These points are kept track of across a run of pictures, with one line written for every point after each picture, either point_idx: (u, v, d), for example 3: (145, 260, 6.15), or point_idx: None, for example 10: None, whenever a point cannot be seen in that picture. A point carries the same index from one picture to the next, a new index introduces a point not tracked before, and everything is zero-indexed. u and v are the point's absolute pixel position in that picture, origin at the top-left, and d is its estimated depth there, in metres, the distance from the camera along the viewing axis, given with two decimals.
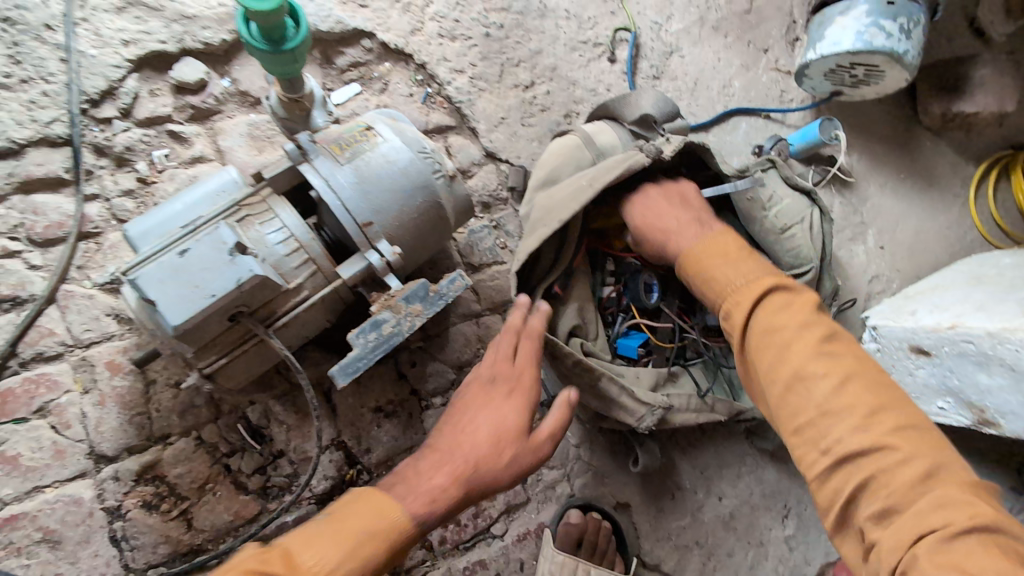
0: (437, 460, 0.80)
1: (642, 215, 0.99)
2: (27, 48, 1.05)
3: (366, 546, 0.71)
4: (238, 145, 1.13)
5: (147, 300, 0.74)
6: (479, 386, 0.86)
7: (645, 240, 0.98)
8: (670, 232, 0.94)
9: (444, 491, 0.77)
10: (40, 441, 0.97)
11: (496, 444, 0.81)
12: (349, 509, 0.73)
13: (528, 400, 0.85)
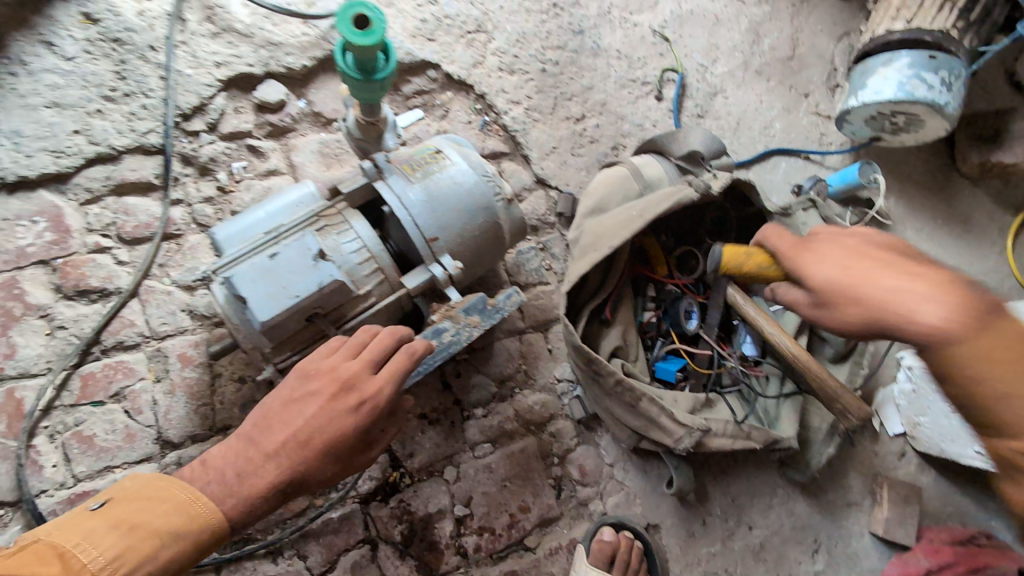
0: (266, 465, 0.77)
1: (832, 267, 0.81)
2: (131, 65, 1.15)
3: (164, 542, 0.70)
4: (310, 160, 1.23)
5: (238, 297, 0.82)
6: (330, 386, 0.81)
7: (832, 299, 0.80)
8: (902, 294, 0.73)
9: (264, 498, 0.77)
10: (114, 424, 1.04)
11: (331, 457, 0.80)
12: (140, 503, 0.71)
13: (372, 414, 0.82)
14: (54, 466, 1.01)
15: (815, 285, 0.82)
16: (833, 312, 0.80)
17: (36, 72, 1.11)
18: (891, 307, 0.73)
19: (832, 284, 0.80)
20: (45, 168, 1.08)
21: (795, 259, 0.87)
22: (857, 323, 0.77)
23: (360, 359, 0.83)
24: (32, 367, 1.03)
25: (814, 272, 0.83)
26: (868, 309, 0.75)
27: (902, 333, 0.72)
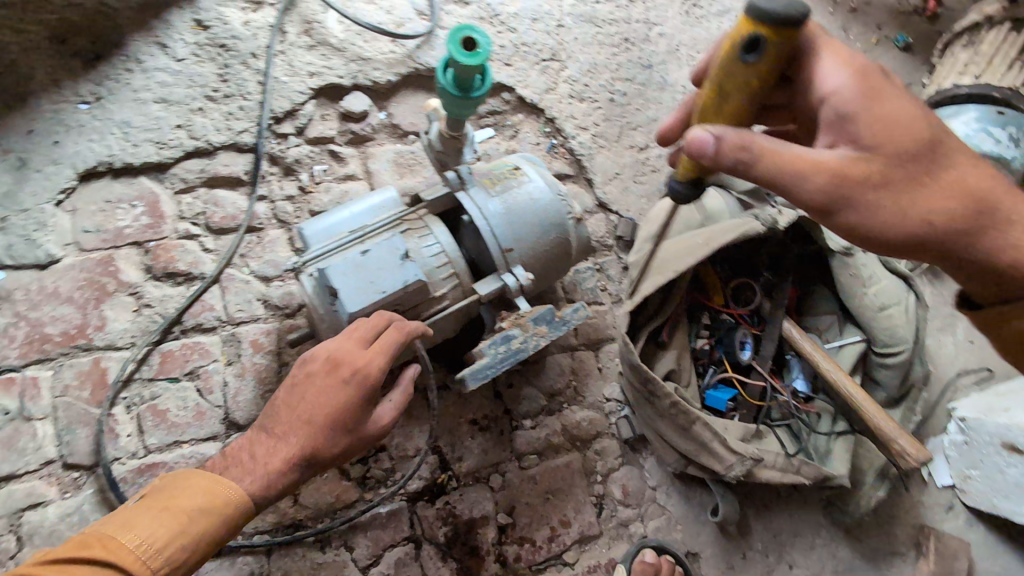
0: (277, 447, 0.82)
1: (920, 130, 0.68)
2: (234, 69, 1.24)
3: (198, 520, 0.75)
4: (385, 168, 1.29)
5: (328, 288, 0.88)
6: (324, 365, 0.84)
7: (908, 173, 0.68)
8: (989, 188, 0.69)
9: (281, 477, 0.81)
10: (186, 401, 1.10)
11: (339, 434, 0.83)
12: (175, 491, 0.77)
13: (370, 387, 0.84)
14: (128, 436, 1.06)
15: (897, 146, 0.67)
16: (899, 189, 0.67)
17: (149, 70, 1.20)
18: (988, 205, 0.69)
19: (918, 149, 0.67)
20: (148, 158, 1.17)
21: (868, 105, 0.68)
22: (938, 212, 0.68)
23: (350, 337, 0.85)
24: (119, 340, 1.10)
25: (893, 128, 0.67)
26: (965, 200, 0.68)
27: (977, 235, 0.69)
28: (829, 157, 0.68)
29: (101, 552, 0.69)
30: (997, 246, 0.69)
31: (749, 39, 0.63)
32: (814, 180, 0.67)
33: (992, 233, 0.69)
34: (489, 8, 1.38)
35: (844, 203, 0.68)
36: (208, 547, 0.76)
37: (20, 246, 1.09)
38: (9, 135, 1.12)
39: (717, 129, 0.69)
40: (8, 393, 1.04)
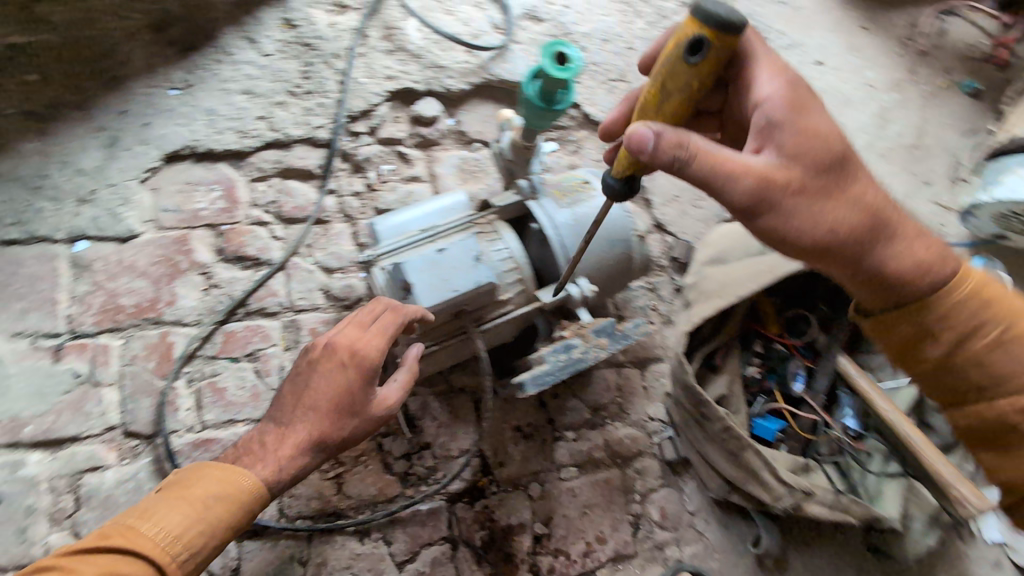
0: (287, 434, 0.86)
1: (833, 145, 0.76)
2: (316, 68, 1.29)
3: (214, 508, 0.78)
4: (449, 172, 1.31)
5: (403, 283, 0.92)
6: (324, 354, 0.87)
7: (822, 184, 0.76)
8: (884, 207, 0.79)
9: (295, 461, 0.84)
10: (244, 381, 1.13)
11: (343, 416, 0.86)
12: (191, 482, 0.80)
13: (368, 371, 0.87)
14: (187, 410, 1.10)
15: (813, 157, 0.75)
16: (811, 199, 0.76)
17: (238, 62, 1.26)
18: (881, 221, 0.79)
19: (829, 163, 0.76)
20: (230, 145, 1.22)
21: (795, 118, 0.76)
22: (842, 223, 0.77)
23: (351, 327, 0.89)
24: (186, 317, 1.14)
25: (809, 140, 0.76)
26: (863, 213, 0.78)
27: (874, 240, 0.78)
28: (756, 162, 0.75)
29: (122, 538, 0.72)
30: (888, 259, 0.80)
31: (693, 42, 0.68)
32: (744, 182, 0.74)
33: (882, 246, 0.79)
34: (562, 27, 1.41)
35: (769, 206, 0.75)
36: (226, 534, 0.79)
37: (105, 219, 1.14)
38: (105, 114, 1.18)
39: (660, 124, 0.74)
40: (80, 358, 1.08)
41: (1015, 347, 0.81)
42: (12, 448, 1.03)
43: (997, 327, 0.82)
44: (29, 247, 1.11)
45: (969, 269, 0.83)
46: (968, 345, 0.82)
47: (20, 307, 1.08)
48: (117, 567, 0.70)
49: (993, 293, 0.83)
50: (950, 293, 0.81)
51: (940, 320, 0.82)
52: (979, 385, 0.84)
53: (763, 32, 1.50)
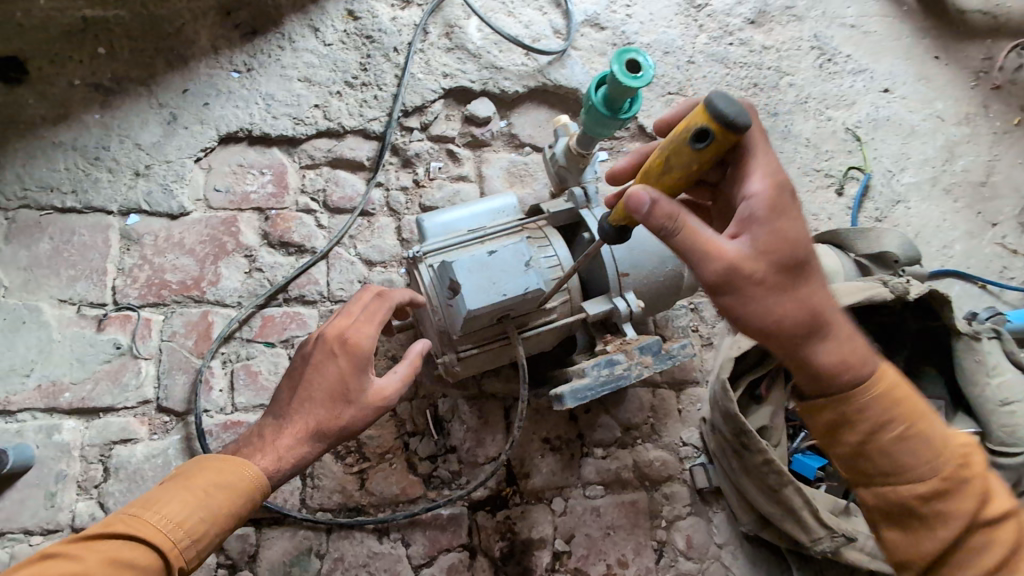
0: (285, 427, 0.84)
1: (802, 248, 0.73)
2: (375, 61, 1.29)
3: (215, 497, 0.76)
4: (497, 175, 1.30)
5: (449, 284, 0.89)
6: (315, 345, 0.87)
7: (778, 281, 0.72)
8: (839, 318, 0.76)
9: (296, 451, 0.83)
10: (278, 367, 1.12)
11: (338, 408, 0.84)
12: (190, 473, 0.78)
13: (360, 357, 0.86)
14: (220, 391, 1.10)
15: (780, 254, 0.72)
16: (767, 292, 0.72)
17: (299, 50, 1.27)
18: (833, 328, 0.75)
19: (793, 263, 0.73)
20: (284, 131, 1.22)
21: (773, 215, 0.73)
22: (790, 320, 0.73)
23: (340, 319, 0.88)
24: (228, 298, 1.14)
25: (778, 238, 0.72)
26: (813, 317, 0.73)
27: (825, 348, 0.74)
28: (730, 247, 0.72)
29: (124, 525, 0.71)
30: (834, 369, 0.75)
31: (699, 127, 0.67)
32: (709, 264, 0.71)
33: (825, 349, 0.74)
34: (623, 36, 1.39)
35: (726, 288, 0.72)
36: (229, 522, 0.77)
37: (158, 195, 1.15)
38: (168, 92, 1.20)
39: (659, 192, 0.71)
40: (122, 330, 1.09)
41: (919, 445, 0.73)
42: (50, 413, 1.05)
43: (904, 423, 0.74)
44: (84, 216, 1.13)
45: (889, 370, 0.76)
46: (874, 438, 0.74)
47: (70, 275, 1.10)
48: (118, 554, 0.69)
49: (905, 392, 0.76)
50: (871, 392, 0.74)
51: (855, 413, 0.75)
52: (875, 471, 0.75)
53: (831, 55, 1.45)
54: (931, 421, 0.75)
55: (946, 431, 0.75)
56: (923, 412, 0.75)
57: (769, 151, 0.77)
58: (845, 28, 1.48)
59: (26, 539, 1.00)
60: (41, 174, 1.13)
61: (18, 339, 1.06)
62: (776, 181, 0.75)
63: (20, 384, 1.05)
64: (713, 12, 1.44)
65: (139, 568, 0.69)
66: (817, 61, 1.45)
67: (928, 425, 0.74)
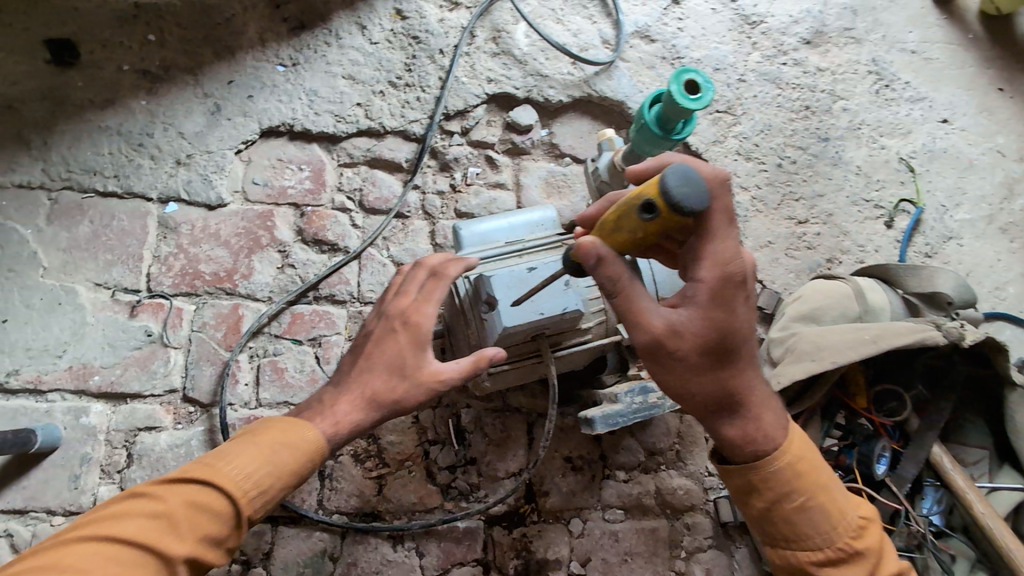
0: (343, 393, 0.85)
1: (732, 334, 0.78)
2: (420, 62, 1.28)
3: (282, 455, 0.78)
4: (535, 184, 1.28)
5: (485, 298, 0.88)
6: (378, 320, 0.89)
7: (702, 360, 0.78)
8: (755, 396, 0.82)
9: (351, 416, 0.84)
10: (304, 365, 1.12)
11: (395, 380, 0.86)
12: (258, 431, 0.79)
13: (418, 332, 0.87)
14: (246, 385, 1.09)
15: (705, 334, 0.77)
16: (687, 368, 0.78)
17: (345, 47, 1.26)
18: (746, 404, 0.81)
19: (718, 343, 0.78)
20: (325, 128, 1.21)
21: (711, 300, 0.77)
22: (702, 395, 0.80)
23: (403, 297, 0.89)
24: (259, 292, 1.14)
25: (709, 320, 0.77)
26: (726, 391, 0.80)
27: (734, 424, 0.81)
28: (662, 322, 0.77)
29: (199, 471, 0.74)
30: (742, 440, 0.81)
31: (649, 203, 0.70)
32: (638, 331, 0.77)
33: (734, 420, 0.81)
34: (673, 50, 1.36)
35: (651, 353, 0.78)
36: (293, 479, 0.78)
37: (197, 184, 1.16)
38: (214, 82, 1.20)
39: (609, 252, 0.75)
40: (154, 318, 1.10)
41: (818, 515, 0.80)
42: (79, 395, 1.06)
43: (806, 495, 0.80)
44: (124, 201, 1.14)
45: (795, 441, 0.82)
46: (774, 503, 0.81)
47: (107, 259, 1.11)
48: (195, 497, 0.72)
49: (809, 463, 0.82)
50: (775, 464, 0.80)
51: (760, 479, 0.81)
52: (778, 534, 0.82)
53: (889, 81, 1.40)
54: (832, 494, 0.81)
55: (844, 502, 0.82)
56: (827, 484, 0.82)
57: (733, 235, 0.78)
58: (905, 53, 1.43)
59: (48, 519, 1.01)
60: (85, 157, 1.13)
61: (53, 319, 1.07)
62: (725, 268, 0.77)
63: (52, 365, 1.05)
64: (768, 30, 1.39)
65: (212, 512, 0.72)
66: (873, 87, 1.39)
67: (829, 496, 0.81)
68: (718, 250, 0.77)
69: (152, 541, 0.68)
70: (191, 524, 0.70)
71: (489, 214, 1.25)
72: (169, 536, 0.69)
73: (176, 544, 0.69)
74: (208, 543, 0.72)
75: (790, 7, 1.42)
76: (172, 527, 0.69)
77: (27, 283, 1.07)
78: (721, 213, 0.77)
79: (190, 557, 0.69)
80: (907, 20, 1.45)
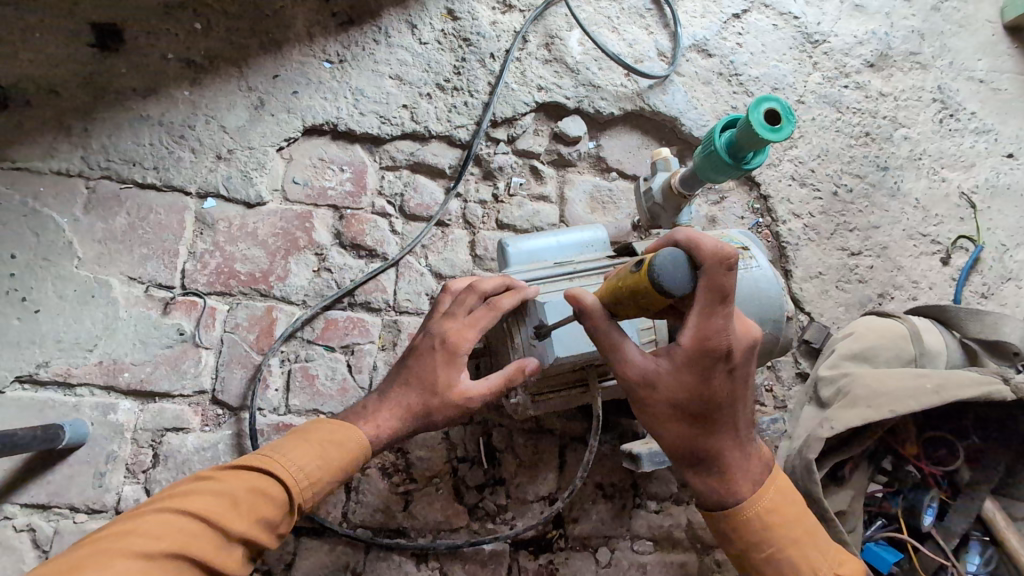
0: (385, 402, 0.87)
1: (705, 397, 0.72)
2: (470, 66, 1.23)
3: (332, 451, 0.80)
4: (580, 199, 1.24)
5: (536, 323, 0.85)
6: (422, 337, 0.89)
7: (673, 413, 0.73)
8: (733, 460, 0.75)
9: (390, 422, 0.86)
10: (335, 372, 1.09)
11: (429, 398, 0.85)
12: (308, 429, 0.82)
13: (456, 355, 0.86)
14: (276, 390, 1.07)
15: (676, 388, 0.72)
16: (657, 418, 0.74)
17: (394, 46, 1.22)
18: (718, 467, 0.74)
19: (690, 403, 0.72)
20: (370, 129, 1.18)
21: (686, 363, 0.71)
22: (672, 446, 0.75)
23: (448, 317, 0.88)
24: (294, 295, 1.11)
25: (680, 381, 0.72)
26: (695, 448, 0.74)
27: (706, 482, 0.75)
28: (635, 370, 0.73)
29: (256, 461, 0.76)
30: (710, 499, 0.76)
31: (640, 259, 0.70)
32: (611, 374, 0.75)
33: (701, 474, 0.75)
34: (731, 66, 1.31)
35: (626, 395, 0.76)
36: (342, 472, 0.80)
37: (237, 181, 1.13)
38: (258, 75, 1.17)
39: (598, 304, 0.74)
40: (187, 316, 1.07)
41: (789, 568, 0.73)
42: (108, 391, 1.03)
43: (775, 546, 0.74)
44: (162, 194, 1.11)
45: (772, 493, 0.75)
46: (744, 552, 0.75)
47: (142, 253, 1.08)
48: (254, 481, 0.73)
49: (786, 513, 0.75)
50: (743, 515, 0.74)
51: (731, 528, 0.75)
52: None
53: (953, 111, 1.35)
54: (807, 544, 0.74)
55: (823, 549, 0.75)
56: (805, 533, 0.75)
57: (724, 311, 0.68)
58: (972, 82, 1.37)
59: (71, 516, 0.99)
60: (125, 147, 1.11)
61: (85, 312, 1.04)
62: (707, 335, 0.69)
63: (82, 359, 1.03)
64: (830, 50, 1.34)
65: (269, 496, 0.73)
66: (937, 116, 1.34)
67: (804, 548, 0.74)
68: (699, 320, 0.68)
69: (215, 517, 0.69)
70: (250, 505, 0.72)
71: (532, 227, 1.21)
72: (230, 514, 0.70)
73: (234, 522, 0.70)
74: (263, 525, 0.73)
75: (855, 27, 1.36)
76: (233, 505, 0.71)
77: (60, 273, 1.05)
78: (713, 291, 0.67)
79: (248, 535, 0.70)
80: (977, 47, 1.39)
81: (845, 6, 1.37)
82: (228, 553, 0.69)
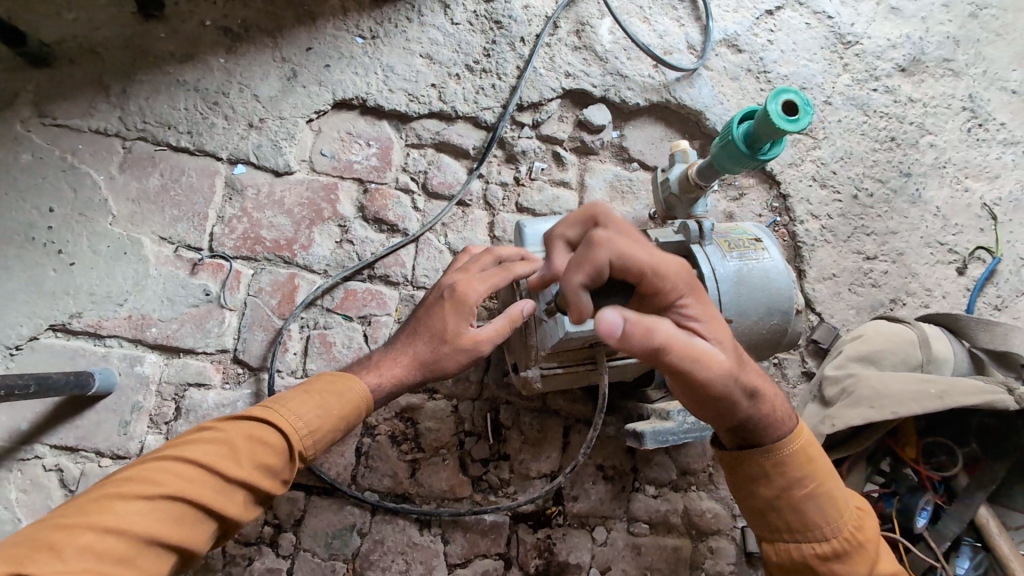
0: (390, 352, 0.92)
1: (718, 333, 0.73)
2: (500, 49, 1.25)
3: (334, 403, 0.84)
4: (599, 187, 1.25)
5: (546, 300, 0.87)
6: (435, 293, 0.93)
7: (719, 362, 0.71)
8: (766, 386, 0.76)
9: (395, 372, 0.90)
10: (352, 341, 1.13)
11: (435, 345, 0.89)
12: (313, 383, 0.86)
13: (462, 305, 0.89)
14: (294, 354, 1.11)
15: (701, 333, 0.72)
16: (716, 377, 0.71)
17: (425, 25, 1.24)
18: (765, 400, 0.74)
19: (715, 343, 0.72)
20: (398, 106, 1.20)
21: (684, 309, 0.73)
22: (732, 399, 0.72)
23: (461, 273, 0.93)
24: (316, 264, 1.14)
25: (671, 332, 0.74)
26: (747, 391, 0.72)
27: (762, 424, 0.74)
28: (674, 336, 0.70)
29: (258, 412, 0.80)
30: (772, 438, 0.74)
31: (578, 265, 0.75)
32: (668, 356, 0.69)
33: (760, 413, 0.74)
34: (760, 63, 1.31)
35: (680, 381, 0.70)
36: (341, 426, 0.84)
37: (267, 149, 1.16)
38: (293, 47, 1.19)
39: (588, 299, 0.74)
40: (213, 278, 1.11)
41: (823, 500, 0.73)
42: (135, 344, 1.08)
43: (814, 479, 0.73)
44: (195, 158, 1.14)
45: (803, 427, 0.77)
46: (788, 491, 0.73)
47: (173, 214, 1.12)
48: (253, 431, 0.77)
49: (817, 449, 0.77)
50: (790, 450, 0.74)
51: (773, 467, 0.74)
52: (784, 525, 0.74)
53: (983, 120, 1.34)
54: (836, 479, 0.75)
55: (845, 497, 0.75)
56: (833, 471, 0.76)
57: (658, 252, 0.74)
58: (1005, 92, 1.36)
59: (96, 459, 1.04)
60: (161, 110, 1.14)
61: (117, 267, 1.08)
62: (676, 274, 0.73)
63: (113, 311, 1.07)
64: (862, 52, 1.34)
65: (269, 444, 0.77)
66: (965, 125, 1.33)
67: (833, 480, 0.75)
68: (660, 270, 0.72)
69: (215, 463, 0.72)
70: (249, 453, 0.75)
71: (551, 212, 1.23)
72: (229, 461, 0.73)
73: (235, 469, 0.73)
74: (264, 473, 0.76)
75: (889, 30, 1.35)
76: (233, 452, 0.74)
77: (95, 229, 1.09)
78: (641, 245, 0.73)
79: (248, 480, 0.74)
80: (1012, 57, 1.37)
81: (880, 8, 1.36)
82: (228, 497, 0.72)
